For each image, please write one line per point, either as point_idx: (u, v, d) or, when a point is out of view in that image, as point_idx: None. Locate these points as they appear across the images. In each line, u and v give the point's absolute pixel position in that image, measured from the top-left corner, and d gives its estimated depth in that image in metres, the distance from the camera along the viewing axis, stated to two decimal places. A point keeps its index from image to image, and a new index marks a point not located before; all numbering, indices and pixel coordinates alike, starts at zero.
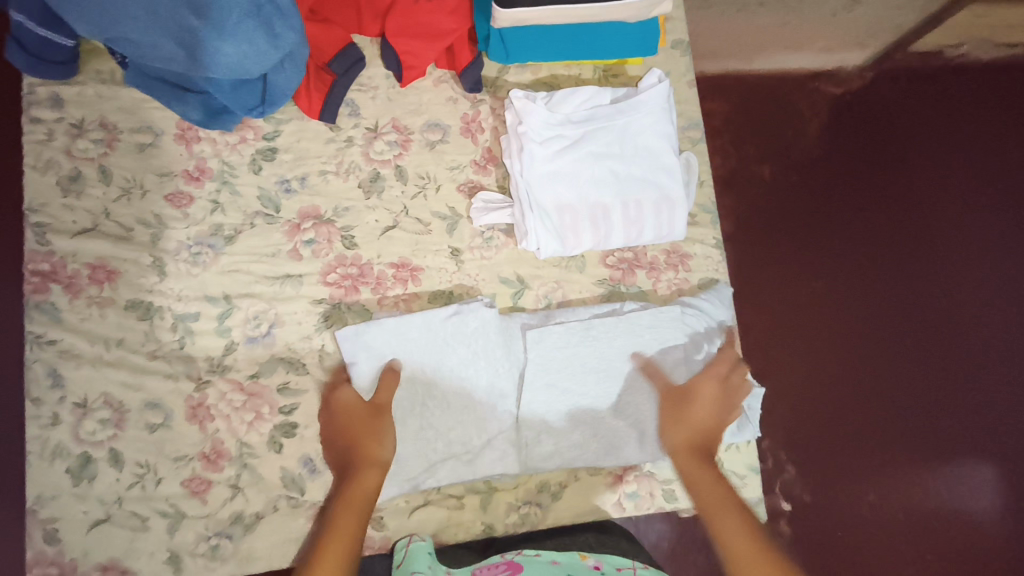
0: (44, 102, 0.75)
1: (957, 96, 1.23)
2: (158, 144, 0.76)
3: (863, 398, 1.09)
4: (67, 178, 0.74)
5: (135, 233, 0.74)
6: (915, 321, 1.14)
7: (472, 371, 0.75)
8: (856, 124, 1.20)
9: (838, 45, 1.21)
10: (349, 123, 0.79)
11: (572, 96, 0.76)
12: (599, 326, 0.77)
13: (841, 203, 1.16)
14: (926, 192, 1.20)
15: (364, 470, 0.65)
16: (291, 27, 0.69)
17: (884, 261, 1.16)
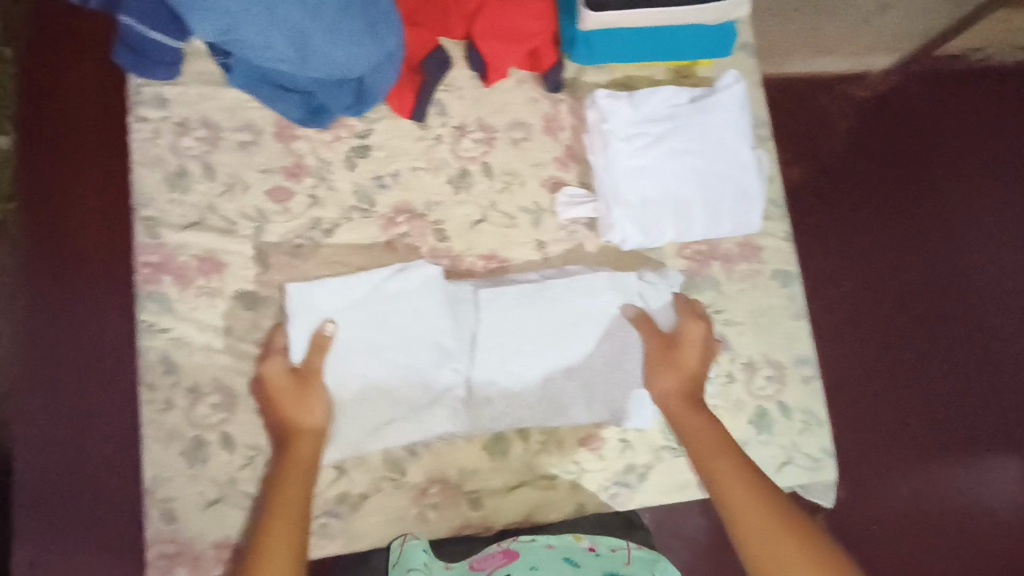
0: (151, 102, 0.78)
1: (981, 103, 1.29)
2: (258, 142, 0.79)
3: (899, 389, 1.15)
4: (174, 175, 0.77)
5: (239, 226, 0.77)
6: (945, 320, 1.20)
7: (417, 329, 0.76)
8: (888, 127, 1.25)
9: (865, 49, 1.27)
10: (438, 122, 0.82)
11: (655, 94, 0.80)
12: (568, 288, 0.78)
13: (874, 204, 1.22)
14: (953, 196, 1.26)
15: (297, 437, 0.68)
16: (392, 31, 0.73)
17: (914, 262, 1.21)
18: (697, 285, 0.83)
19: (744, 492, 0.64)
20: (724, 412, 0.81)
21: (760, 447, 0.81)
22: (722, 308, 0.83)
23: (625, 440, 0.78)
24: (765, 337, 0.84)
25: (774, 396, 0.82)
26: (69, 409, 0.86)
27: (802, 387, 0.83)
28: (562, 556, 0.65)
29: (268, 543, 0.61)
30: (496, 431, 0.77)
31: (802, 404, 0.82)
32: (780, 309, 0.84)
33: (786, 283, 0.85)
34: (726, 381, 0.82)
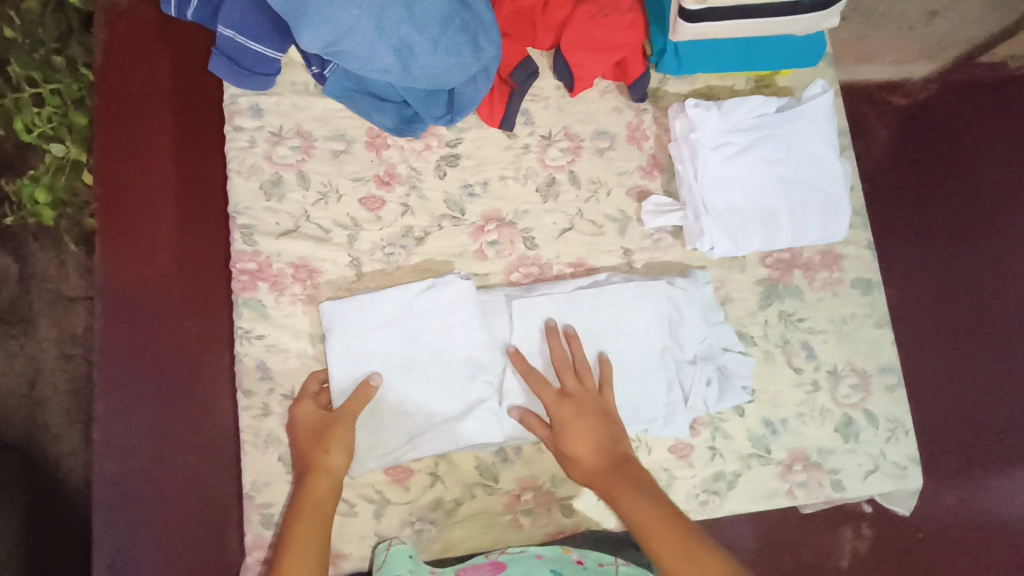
0: (245, 111, 0.80)
1: None
2: (350, 151, 0.80)
3: (948, 393, 1.20)
4: (270, 183, 0.78)
5: (333, 234, 0.78)
6: (990, 328, 1.24)
7: (450, 343, 0.75)
8: (934, 140, 1.30)
9: (909, 57, 1.29)
10: (525, 131, 0.83)
11: (744, 104, 0.80)
12: (592, 300, 0.77)
13: (918, 215, 1.28)
14: (999, 208, 1.29)
15: (313, 478, 0.67)
16: (492, 42, 0.74)
17: (960, 272, 1.26)
18: (780, 293, 0.84)
19: (657, 509, 0.63)
20: (809, 420, 0.81)
21: (847, 455, 0.81)
22: (805, 316, 0.84)
23: (712, 448, 0.79)
24: (849, 345, 0.83)
25: (860, 404, 0.82)
26: (183, 406, 0.87)
27: (887, 395, 0.82)
28: (550, 567, 0.68)
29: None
30: None
31: (888, 412, 0.82)
32: (863, 317, 0.84)
33: (868, 291, 0.85)
34: (811, 389, 0.82)
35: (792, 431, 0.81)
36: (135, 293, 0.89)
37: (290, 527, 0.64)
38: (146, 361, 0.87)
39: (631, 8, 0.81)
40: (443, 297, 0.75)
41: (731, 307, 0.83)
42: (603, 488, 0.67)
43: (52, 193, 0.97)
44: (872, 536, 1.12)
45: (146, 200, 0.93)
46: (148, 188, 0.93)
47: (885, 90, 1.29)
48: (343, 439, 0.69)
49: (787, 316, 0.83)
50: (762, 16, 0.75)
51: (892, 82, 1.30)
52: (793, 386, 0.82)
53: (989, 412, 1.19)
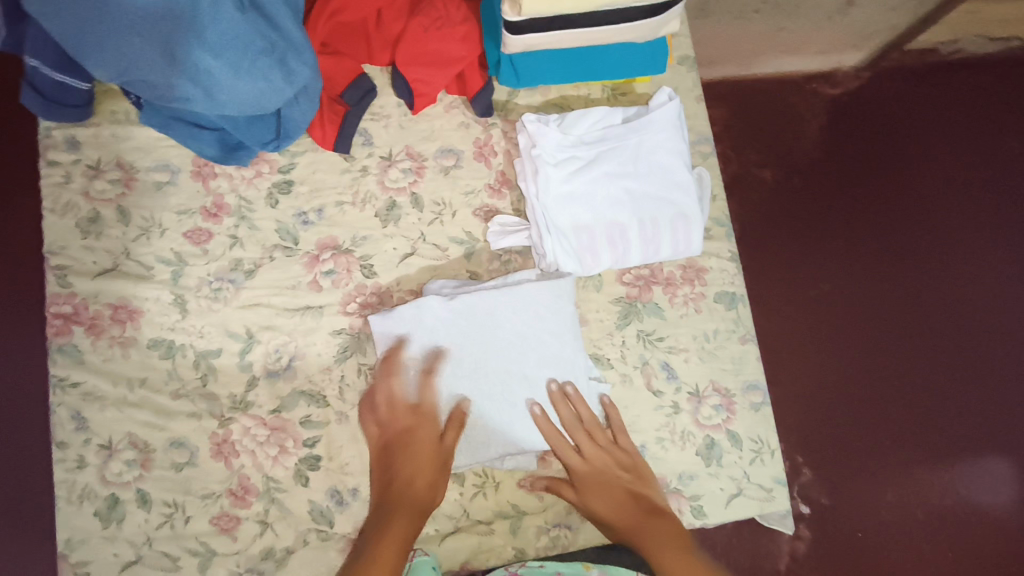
0: (61, 145, 0.76)
1: (953, 100, 1.28)
2: (174, 182, 0.76)
3: (873, 389, 1.13)
4: (86, 221, 0.74)
5: (155, 271, 0.74)
6: (923, 320, 1.18)
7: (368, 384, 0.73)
8: (858, 126, 1.25)
9: (834, 48, 1.26)
10: (363, 153, 0.79)
11: (586, 117, 0.77)
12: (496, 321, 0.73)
13: (845, 205, 1.21)
14: (929, 196, 1.24)
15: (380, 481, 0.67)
16: (305, 63, 0.70)
17: (890, 263, 1.20)
18: (638, 312, 0.80)
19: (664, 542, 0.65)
20: (671, 445, 0.77)
21: (709, 480, 0.77)
22: (665, 335, 0.80)
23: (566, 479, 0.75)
24: (713, 363, 0.80)
25: (723, 425, 0.78)
26: None
27: (752, 415, 0.79)
28: None
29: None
30: None
31: (753, 432, 0.79)
32: (726, 333, 0.81)
33: (733, 306, 0.82)
34: (672, 412, 0.78)
35: (651, 457, 0.77)
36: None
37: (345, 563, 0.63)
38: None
39: (464, 18, 0.76)
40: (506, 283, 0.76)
41: (585, 329, 0.79)
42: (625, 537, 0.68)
43: None
44: (811, 536, 1.04)
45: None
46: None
47: (814, 82, 1.24)
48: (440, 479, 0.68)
49: (646, 336, 0.79)
50: (593, 26, 0.71)
51: (820, 73, 1.26)
52: (653, 409, 0.78)
53: (913, 410, 1.13)
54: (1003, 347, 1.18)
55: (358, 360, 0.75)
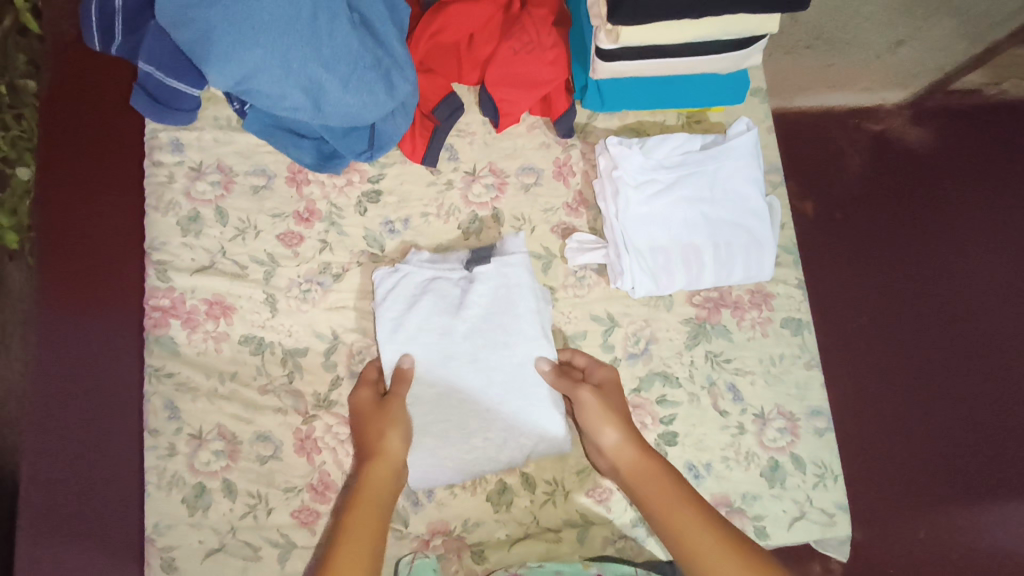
0: (165, 146, 0.80)
1: (997, 139, 1.31)
2: (270, 187, 0.80)
3: (912, 422, 1.13)
4: (187, 219, 0.78)
5: (249, 270, 0.78)
6: (964, 356, 1.19)
7: (390, 328, 0.75)
8: (902, 159, 1.27)
9: (879, 84, 1.30)
10: (449, 167, 0.83)
11: (666, 141, 0.80)
12: (502, 332, 0.75)
13: (888, 238, 1.23)
14: (971, 234, 1.26)
15: (371, 461, 0.65)
16: (406, 80, 0.74)
17: (931, 298, 1.21)
18: (707, 333, 0.82)
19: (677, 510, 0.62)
20: (735, 465, 0.79)
21: (772, 501, 0.79)
22: (732, 357, 0.82)
23: None
24: (777, 388, 0.82)
25: (787, 448, 0.80)
26: (66, 473, 0.81)
27: (815, 439, 0.81)
28: None
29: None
30: (501, 482, 0.76)
31: (816, 457, 0.80)
32: (791, 359, 0.83)
33: (799, 332, 0.84)
34: (737, 432, 0.80)
35: (715, 475, 0.79)
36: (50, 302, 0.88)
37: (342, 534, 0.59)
38: (46, 375, 0.84)
39: (554, 44, 0.78)
40: (512, 264, 0.76)
41: (656, 348, 0.81)
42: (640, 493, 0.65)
43: (15, 219, 0.91)
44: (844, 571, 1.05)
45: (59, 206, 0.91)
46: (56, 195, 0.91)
47: (859, 117, 1.27)
48: (396, 422, 0.69)
49: (714, 357, 0.82)
50: (679, 54, 0.74)
51: (862, 109, 1.28)
52: (719, 429, 0.80)
53: (962, 445, 1.13)
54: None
55: None
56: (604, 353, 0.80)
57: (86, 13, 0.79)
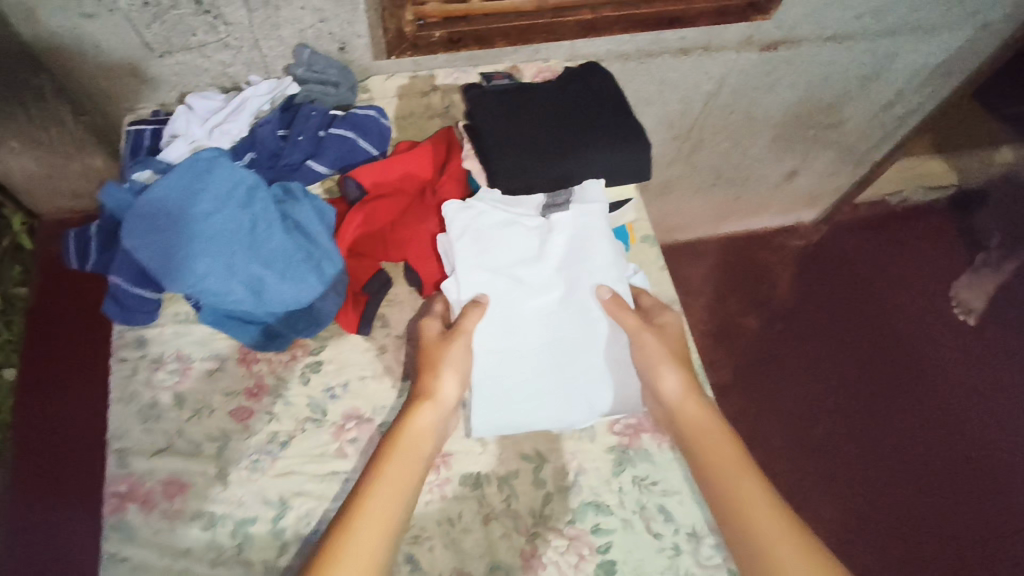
0: (131, 344, 0.90)
1: (883, 254, 2.08)
2: (223, 368, 0.90)
3: (817, 465, 1.77)
4: (147, 406, 0.87)
5: (202, 447, 0.85)
6: (898, 401, 1.87)
7: (474, 260, 0.83)
8: (817, 282, 2.02)
9: (791, 204, 1.95)
10: (382, 333, 0.94)
11: None
12: (575, 283, 0.85)
13: (816, 337, 1.94)
14: (878, 320, 1.98)
15: (420, 407, 0.76)
16: (335, 266, 0.87)
17: (866, 367, 1.91)
18: (631, 459, 0.89)
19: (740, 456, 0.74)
20: None
21: None
22: (658, 479, 0.88)
23: None
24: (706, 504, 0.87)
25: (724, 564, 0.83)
26: None
27: None
28: None
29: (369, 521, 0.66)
30: None
31: None
32: None
33: None
34: (673, 554, 0.84)
35: None
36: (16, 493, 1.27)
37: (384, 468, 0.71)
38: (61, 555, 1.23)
39: None
40: (590, 211, 0.85)
41: (585, 477, 0.87)
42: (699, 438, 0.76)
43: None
44: None
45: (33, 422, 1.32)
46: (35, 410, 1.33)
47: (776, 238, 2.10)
48: (453, 366, 0.79)
49: (640, 481, 0.87)
50: None
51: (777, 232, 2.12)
52: (656, 552, 0.83)
53: (849, 470, 1.77)
54: (933, 427, 1.84)
55: None
56: (537, 489, 0.86)
57: (66, 242, 0.94)
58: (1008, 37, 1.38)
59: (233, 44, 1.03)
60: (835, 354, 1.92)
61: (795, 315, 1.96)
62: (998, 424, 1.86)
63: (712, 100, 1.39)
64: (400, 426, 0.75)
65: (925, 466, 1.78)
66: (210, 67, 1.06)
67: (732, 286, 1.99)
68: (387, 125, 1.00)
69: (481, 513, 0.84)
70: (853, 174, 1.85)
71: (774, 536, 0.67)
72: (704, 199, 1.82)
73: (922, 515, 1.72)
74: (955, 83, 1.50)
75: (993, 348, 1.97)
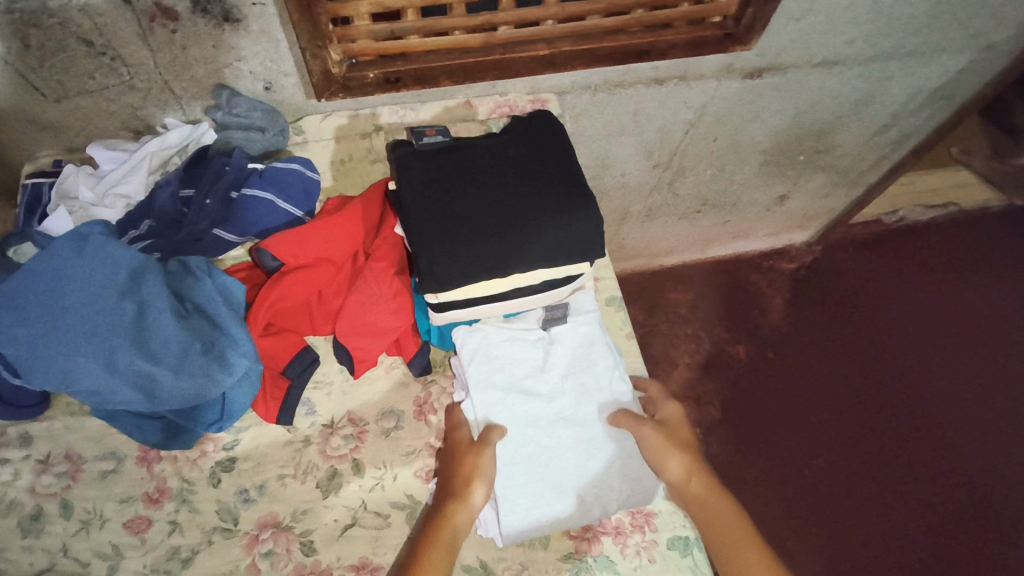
0: (13, 441, 0.79)
1: (878, 271, 1.96)
2: (119, 469, 0.78)
3: (815, 502, 1.65)
4: (29, 517, 0.75)
5: (91, 567, 0.73)
6: (897, 429, 1.76)
7: (486, 381, 0.81)
8: (809, 304, 1.90)
9: (781, 227, 1.83)
10: (306, 422, 0.82)
11: (535, 388, 0.82)
12: (583, 391, 0.83)
13: (809, 363, 1.82)
14: (874, 341, 1.87)
15: (456, 504, 0.73)
16: (242, 353, 0.76)
17: (863, 393, 1.80)
18: (590, 568, 0.77)
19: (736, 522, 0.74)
20: None
21: None
22: None
23: None
24: None
25: None
26: None
27: None
28: None
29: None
30: None
31: None
32: None
33: (688, 551, 0.78)
34: None
35: None
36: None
37: (424, 557, 0.69)
38: None
39: (396, 293, 0.82)
40: (588, 322, 0.86)
41: None
42: (699, 505, 0.76)
43: None
44: None
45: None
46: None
47: (769, 259, 1.94)
48: (487, 472, 0.75)
49: None
50: (511, 295, 0.78)
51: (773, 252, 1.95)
52: None
53: (848, 505, 1.66)
54: (935, 456, 1.73)
55: None
56: None
57: None
58: (1013, 58, 1.26)
59: (139, 86, 0.91)
60: (828, 386, 1.80)
61: (787, 342, 1.84)
62: (999, 455, 1.74)
63: (691, 129, 1.27)
64: (437, 519, 0.72)
65: (924, 508, 1.66)
66: (118, 111, 0.94)
67: (720, 312, 1.87)
68: (314, 178, 0.89)
69: None
70: (847, 197, 1.74)
71: None
72: (689, 226, 1.70)
73: (928, 552, 1.60)
74: (955, 105, 1.39)
75: (996, 369, 1.86)
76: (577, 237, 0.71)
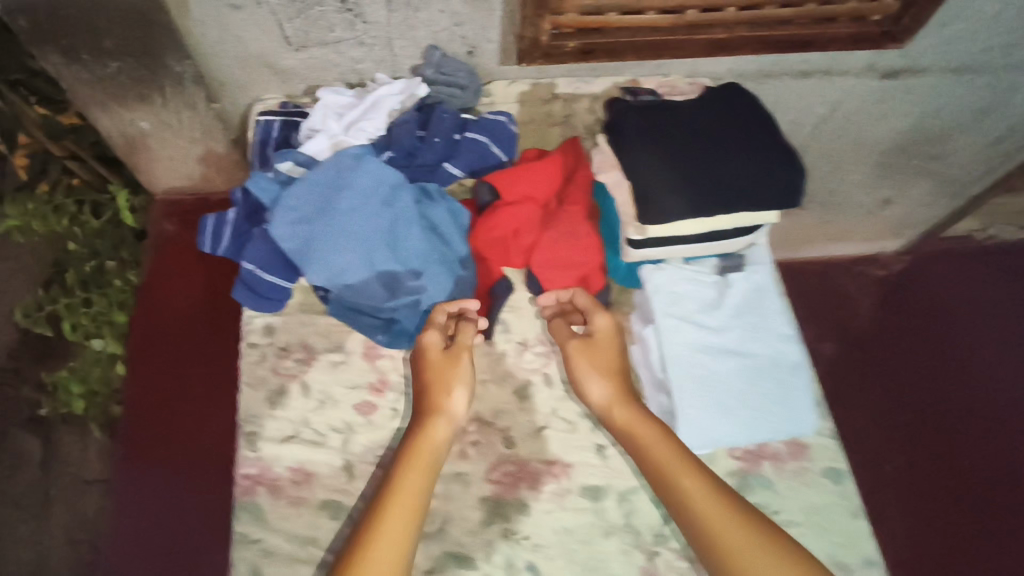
0: (259, 330, 0.92)
1: (967, 281, 2.00)
2: (347, 361, 0.90)
3: (903, 494, 1.71)
4: (274, 393, 0.88)
5: (328, 438, 0.86)
6: (985, 432, 1.80)
7: (667, 309, 0.89)
8: (899, 307, 1.95)
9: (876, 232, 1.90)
10: (503, 338, 0.93)
11: (710, 320, 0.90)
12: (753, 329, 0.91)
13: (897, 363, 1.87)
14: (963, 348, 1.91)
15: (434, 420, 0.74)
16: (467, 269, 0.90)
17: (951, 396, 1.84)
18: (750, 483, 0.87)
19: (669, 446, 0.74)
20: None
21: None
22: (779, 508, 0.86)
23: None
24: (823, 537, 0.85)
25: None
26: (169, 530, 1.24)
27: None
28: None
29: (386, 534, 0.64)
30: None
31: None
32: (835, 507, 0.87)
33: (838, 481, 0.88)
34: None
35: None
36: (125, 463, 1.28)
37: (403, 474, 0.69)
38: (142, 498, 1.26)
39: (587, 233, 0.91)
40: (760, 272, 0.94)
41: None
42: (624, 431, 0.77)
43: (85, 385, 1.32)
44: None
45: (158, 385, 1.34)
46: (158, 375, 1.35)
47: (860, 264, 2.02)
48: (463, 380, 0.78)
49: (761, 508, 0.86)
50: (699, 240, 0.91)
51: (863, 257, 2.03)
52: None
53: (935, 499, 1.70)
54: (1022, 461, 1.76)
55: (503, 525, 0.83)
56: (657, 507, 0.85)
57: (204, 227, 0.96)
58: None
59: (367, 42, 1.04)
60: (916, 390, 1.84)
61: (877, 341, 1.90)
62: None
63: (821, 124, 1.37)
64: (414, 435, 0.73)
65: (1004, 516, 1.69)
66: (341, 62, 1.08)
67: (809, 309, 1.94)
68: (516, 131, 1.01)
69: (600, 528, 0.84)
70: (947, 207, 1.81)
71: (718, 539, 0.66)
72: (792, 221, 1.78)
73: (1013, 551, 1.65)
74: None
75: None
76: (770, 182, 0.83)
